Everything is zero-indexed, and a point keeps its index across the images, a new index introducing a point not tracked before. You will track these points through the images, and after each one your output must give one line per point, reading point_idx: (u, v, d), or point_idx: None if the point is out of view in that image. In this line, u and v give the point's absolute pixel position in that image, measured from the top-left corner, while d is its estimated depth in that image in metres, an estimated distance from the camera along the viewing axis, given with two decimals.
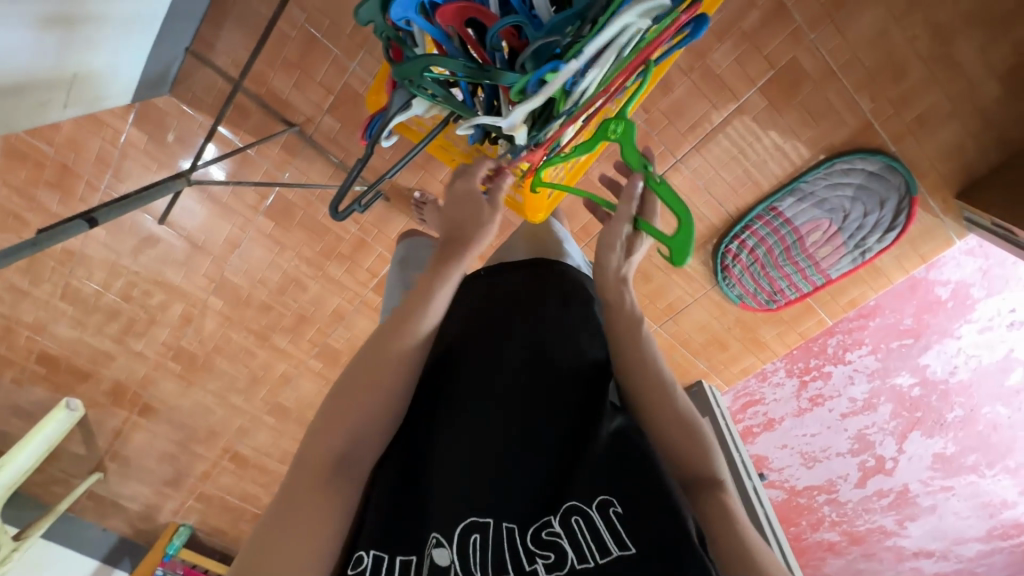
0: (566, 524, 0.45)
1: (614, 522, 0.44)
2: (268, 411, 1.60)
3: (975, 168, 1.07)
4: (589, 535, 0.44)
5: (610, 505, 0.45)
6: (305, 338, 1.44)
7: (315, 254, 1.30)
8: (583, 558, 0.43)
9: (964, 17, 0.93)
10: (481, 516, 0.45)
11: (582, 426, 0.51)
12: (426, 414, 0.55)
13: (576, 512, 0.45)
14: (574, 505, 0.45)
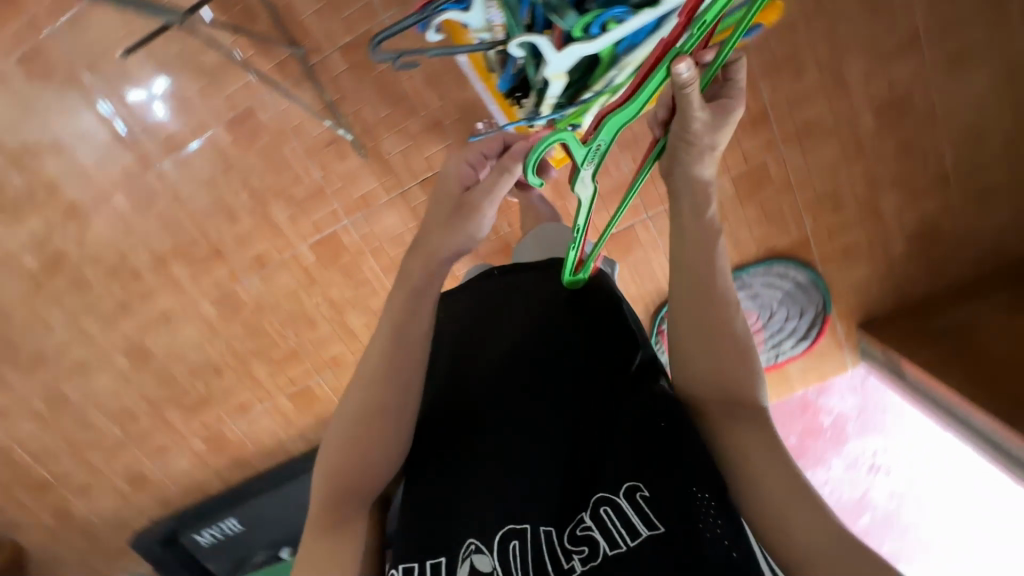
0: (595, 517, 0.54)
1: (641, 507, 0.52)
2: (125, 350, 1.35)
3: (874, 307, 1.25)
4: (618, 522, 0.52)
5: (636, 492, 0.53)
6: (209, 277, 1.26)
7: (260, 188, 1.17)
8: (614, 544, 0.51)
9: (893, 179, 1.13)
10: (518, 523, 0.55)
11: (606, 432, 0.59)
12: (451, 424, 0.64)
13: (604, 503, 0.54)
14: (602, 498, 0.54)
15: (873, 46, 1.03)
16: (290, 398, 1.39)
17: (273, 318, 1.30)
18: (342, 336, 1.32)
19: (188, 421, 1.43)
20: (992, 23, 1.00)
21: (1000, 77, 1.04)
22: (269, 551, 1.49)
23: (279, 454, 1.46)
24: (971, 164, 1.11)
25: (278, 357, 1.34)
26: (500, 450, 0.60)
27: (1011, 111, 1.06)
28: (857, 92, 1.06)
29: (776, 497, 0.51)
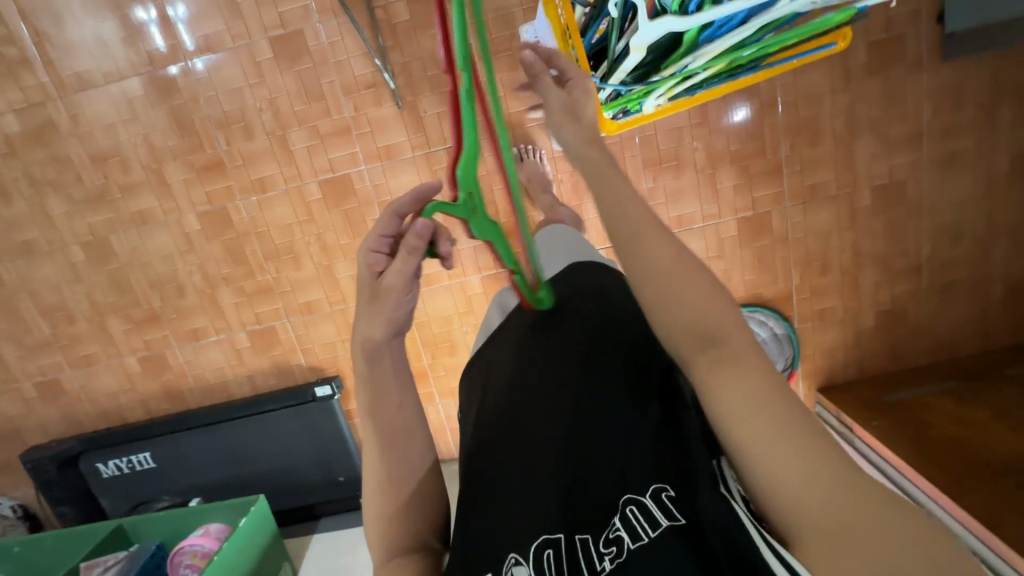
0: (621, 519, 0.45)
1: (665, 501, 0.44)
2: (83, 243, 1.24)
3: (835, 373, 1.32)
4: (642, 521, 0.44)
5: (661, 488, 0.45)
6: (201, 188, 1.20)
7: (286, 112, 1.14)
8: (635, 539, 0.43)
9: (875, 256, 1.23)
10: (548, 531, 0.47)
11: (619, 418, 0.52)
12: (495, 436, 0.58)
13: (630, 502, 0.46)
14: (627, 496, 0.46)
15: (883, 131, 1.14)
16: (249, 335, 1.30)
17: (257, 247, 1.24)
18: (323, 283, 1.26)
19: (129, 336, 1.31)
20: (983, 138, 1.13)
21: (979, 186, 1.17)
22: (176, 498, 1.36)
23: (218, 395, 1.35)
24: (942, 258, 1.22)
25: (249, 289, 1.27)
26: (522, 455, 0.54)
27: (983, 220, 1.19)
28: (862, 168, 1.16)
29: (758, 454, 0.38)
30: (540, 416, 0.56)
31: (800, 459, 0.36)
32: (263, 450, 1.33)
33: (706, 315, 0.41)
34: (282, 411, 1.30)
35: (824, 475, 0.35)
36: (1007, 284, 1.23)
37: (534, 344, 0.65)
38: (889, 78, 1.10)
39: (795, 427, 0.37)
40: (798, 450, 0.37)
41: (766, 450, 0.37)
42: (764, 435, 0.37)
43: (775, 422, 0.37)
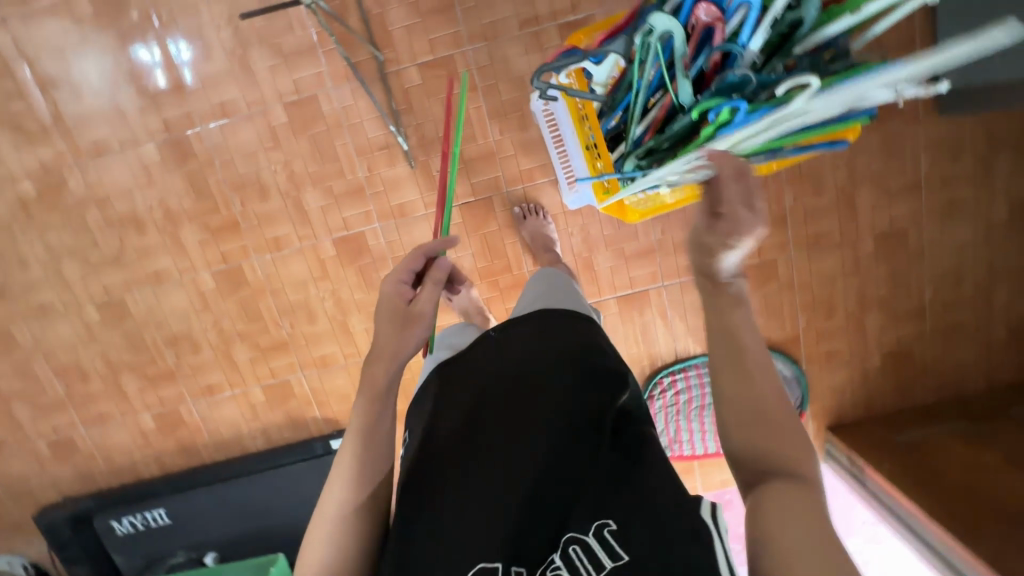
0: (564, 558, 0.53)
1: (608, 539, 0.52)
2: (98, 303, 1.25)
3: (843, 412, 1.34)
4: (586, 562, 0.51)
5: (604, 526, 0.53)
6: (216, 248, 1.21)
7: (301, 173, 1.17)
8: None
9: (878, 299, 1.25)
10: (487, 562, 0.53)
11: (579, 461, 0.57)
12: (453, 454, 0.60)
13: (574, 541, 0.53)
14: (572, 535, 0.54)
15: (884, 181, 1.17)
16: (264, 389, 1.31)
17: (272, 304, 1.25)
18: (338, 337, 1.28)
19: (143, 393, 1.32)
20: (980, 185, 1.17)
21: (979, 231, 1.20)
22: (191, 552, 1.34)
23: (233, 449, 1.36)
24: (945, 300, 1.25)
25: (263, 345, 1.28)
26: (473, 484, 0.57)
27: (984, 263, 1.22)
28: (864, 216, 1.19)
29: (768, 528, 0.44)
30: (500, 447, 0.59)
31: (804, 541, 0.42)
32: (278, 503, 1.33)
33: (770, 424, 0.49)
34: (297, 464, 1.31)
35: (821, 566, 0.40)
36: (1009, 324, 1.26)
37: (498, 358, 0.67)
38: (886, 130, 1.14)
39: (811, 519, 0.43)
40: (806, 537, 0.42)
41: (791, 534, 0.42)
42: (784, 523, 0.43)
43: (801, 514, 0.43)
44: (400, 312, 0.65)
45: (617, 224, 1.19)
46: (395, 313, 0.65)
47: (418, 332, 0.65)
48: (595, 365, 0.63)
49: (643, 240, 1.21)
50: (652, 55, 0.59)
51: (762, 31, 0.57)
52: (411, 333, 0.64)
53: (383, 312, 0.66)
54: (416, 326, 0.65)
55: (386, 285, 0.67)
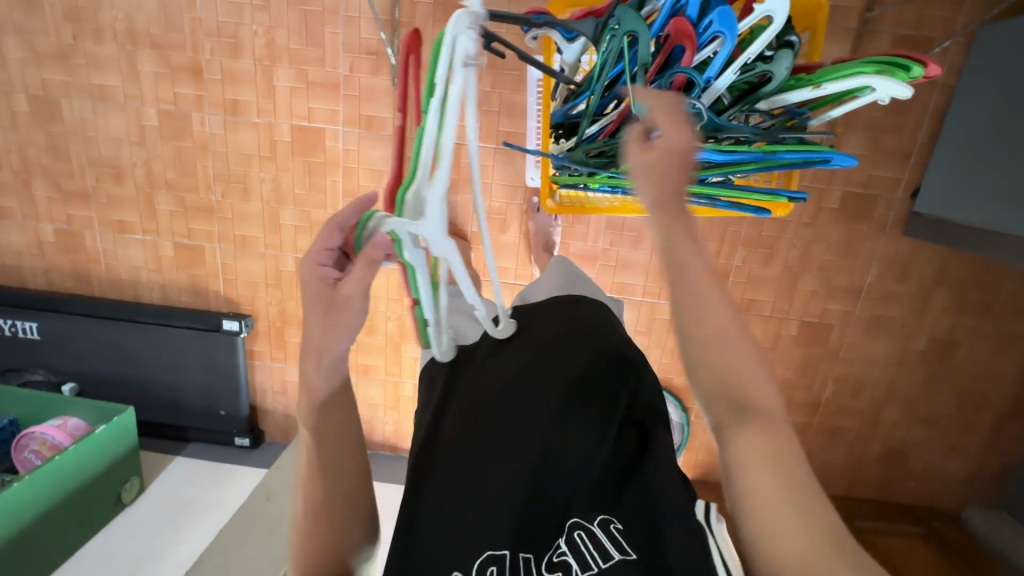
0: (570, 542, 0.55)
1: (613, 534, 0.54)
2: (30, 95, 1.18)
3: (709, 470, 1.39)
4: (592, 547, 0.54)
5: (610, 522, 0.55)
6: (171, 87, 1.15)
7: (280, 46, 1.10)
8: (585, 566, 0.52)
9: (782, 382, 1.29)
10: (497, 547, 0.55)
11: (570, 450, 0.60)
12: (468, 432, 0.63)
13: (579, 527, 0.56)
14: (577, 521, 0.56)
15: (830, 276, 1.18)
16: (176, 246, 1.27)
17: (209, 166, 1.20)
18: (265, 223, 1.24)
19: (51, 205, 1.26)
20: (911, 315, 1.20)
21: (894, 355, 1.24)
22: (51, 375, 1.33)
23: (127, 292, 1.32)
24: (839, 405, 1.30)
25: (188, 203, 1.24)
26: (478, 471, 0.60)
27: (885, 385, 1.27)
28: (798, 302, 1.21)
29: (765, 515, 0.48)
30: (498, 435, 0.62)
31: (806, 535, 0.46)
32: (154, 359, 1.31)
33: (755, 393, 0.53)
34: (185, 329, 1.28)
35: (826, 545, 0.46)
36: (883, 447, 1.32)
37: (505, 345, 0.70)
38: (851, 230, 1.14)
39: (800, 502, 0.48)
40: (799, 521, 0.47)
41: (782, 513, 0.48)
42: (781, 507, 0.48)
43: (785, 491, 0.49)
44: (321, 295, 0.61)
45: (571, 219, 1.17)
46: (318, 299, 0.61)
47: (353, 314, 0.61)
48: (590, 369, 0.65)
49: (591, 243, 1.20)
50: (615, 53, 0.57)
51: (729, 71, 0.55)
52: (343, 318, 0.61)
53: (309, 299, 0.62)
54: (344, 315, 0.61)
55: (303, 268, 0.62)
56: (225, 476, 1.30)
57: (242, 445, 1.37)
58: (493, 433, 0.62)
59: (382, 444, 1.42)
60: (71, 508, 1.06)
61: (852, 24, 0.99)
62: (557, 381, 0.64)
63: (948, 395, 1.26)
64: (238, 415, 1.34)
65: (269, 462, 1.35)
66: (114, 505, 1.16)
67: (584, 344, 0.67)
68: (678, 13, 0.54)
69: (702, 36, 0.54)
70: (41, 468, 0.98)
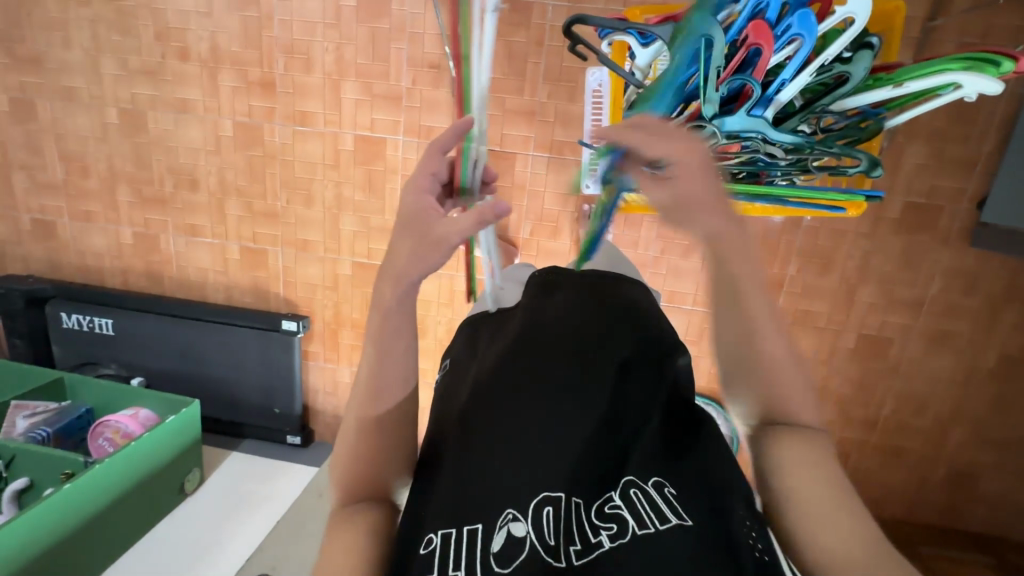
0: (625, 498, 0.51)
1: (668, 498, 0.50)
2: (121, 108, 1.28)
3: None
4: (649, 506, 0.49)
5: (664, 485, 0.51)
6: (246, 100, 1.23)
7: (349, 61, 1.17)
8: (644, 523, 0.47)
9: (838, 396, 1.25)
10: (551, 489, 0.50)
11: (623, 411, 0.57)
12: (517, 383, 0.60)
13: (634, 486, 0.52)
14: (632, 479, 0.52)
15: (890, 287, 1.16)
16: (242, 249, 1.34)
17: (277, 173, 1.27)
18: (326, 229, 1.30)
19: (132, 209, 1.36)
20: (979, 330, 1.15)
21: (960, 371, 1.19)
22: (122, 369, 1.41)
23: (195, 292, 1.40)
24: (899, 423, 1.25)
25: (256, 208, 1.31)
26: (530, 417, 0.56)
27: (950, 404, 1.21)
28: (856, 313, 1.18)
29: (812, 511, 0.57)
30: (553, 390, 0.58)
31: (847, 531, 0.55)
32: (216, 357, 1.38)
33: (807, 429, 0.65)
34: (247, 328, 1.35)
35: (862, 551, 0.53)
36: (948, 469, 1.26)
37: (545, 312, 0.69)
38: (912, 241, 1.12)
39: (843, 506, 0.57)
40: (844, 520, 0.56)
41: (835, 513, 0.56)
42: (821, 500, 0.57)
43: (836, 502, 0.57)
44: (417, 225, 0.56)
45: (622, 227, 1.19)
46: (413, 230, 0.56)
47: (434, 256, 0.55)
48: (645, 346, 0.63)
49: (641, 251, 1.21)
50: (688, 56, 0.58)
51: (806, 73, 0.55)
52: (427, 256, 0.55)
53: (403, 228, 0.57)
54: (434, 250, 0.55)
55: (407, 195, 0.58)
56: (278, 472, 1.34)
57: (293, 443, 1.41)
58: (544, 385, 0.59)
59: None
60: (141, 493, 1.11)
61: (915, 32, 0.99)
62: (614, 350, 0.62)
63: (1020, 416, 1.19)
64: (291, 413, 1.39)
65: (319, 461, 1.39)
66: (178, 493, 1.21)
67: (638, 321, 0.66)
68: (757, 17, 0.55)
69: (780, 38, 0.55)
70: (122, 451, 1.05)
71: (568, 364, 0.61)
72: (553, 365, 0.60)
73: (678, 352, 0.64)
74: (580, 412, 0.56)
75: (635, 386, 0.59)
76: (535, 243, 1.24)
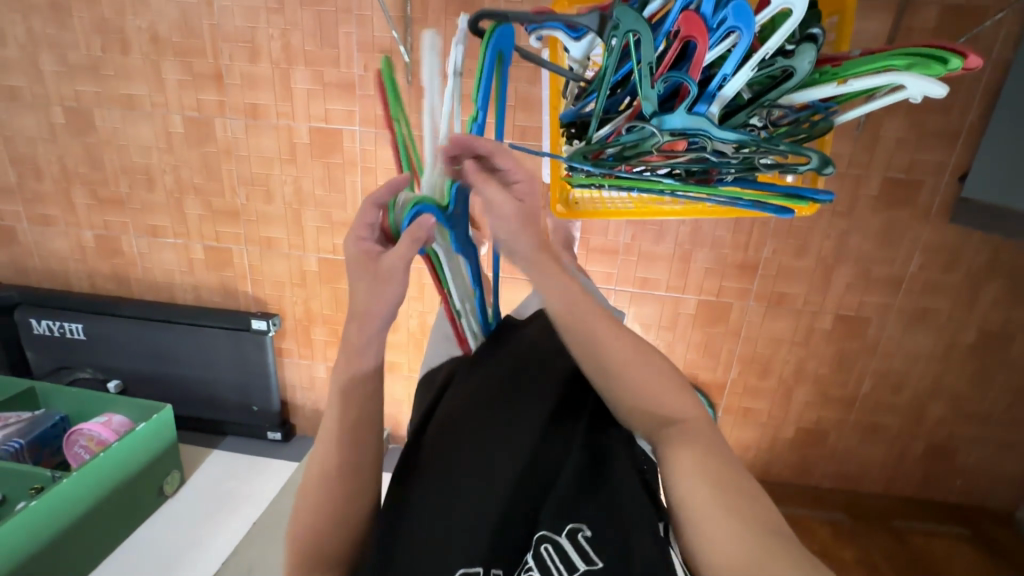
0: (537, 557, 0.49)
1: (581, 544, 0.48)
2: (65, 107, 1.23)
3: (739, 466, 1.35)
4: (560, 562, 0.47)
5: (579, 530, 0.49)
6: (194, 94, 1.17)
7: (296, 48, 1.10)
8: None
9: (815, 376, 1.23)
10: (467, 565, 0.49)
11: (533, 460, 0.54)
12: (435, 443, 0.58)
13: (546, 540, 0.49)
14: (544, 533, 0.49)
15: (868, 266, 1.12)
16: (205, 249, 1.31)
17: (233, 169, 1.23)
18: (288, 225, 1.26)
19: (90, 212, 1.32)
20: (959, 307, 1.12)
21: (939, 348, 1.17)
22: (97, 373, 1.41)
23: (163, 293, 1.38)
24: (877, 401, 1.24)
25: (215, 206, 1.27)
26: (448, 481, 0.54)
27: (929, 380, 1.20)
28: (833, 294, 1.15)
29: (698, 519, 0.46)
30: (464, 444, 0.56)
31: (736, 535, 0.44)
32: (188, 357, 1.37)
33: (660, 400, 0.53)
34: (218, 329, 1.33)
35: (758, 545, 0.43)
36: (927, 443, 1.26)
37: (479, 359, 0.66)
38: (891, 219, 1.07)
39: (733, 508, 0.46)
40: (732, 521, 0.45)
41: (717, 517, 0.45)
42: (710, 507, 0.46)
43: (717, 490, 0.47)
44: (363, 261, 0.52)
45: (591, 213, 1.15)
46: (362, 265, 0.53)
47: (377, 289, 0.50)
48: (573, 383, 0.61)
49: (612, 238, 1.17)
50: (618, 54, 0.54)
51: (746, 67, 0.51)
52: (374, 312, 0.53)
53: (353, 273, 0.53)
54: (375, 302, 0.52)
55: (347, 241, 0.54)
56: (259, 468, 1.36)
57: (274, 438, 1.42)
58: (456, 450, 0.56)
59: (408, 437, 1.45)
60: (114, 501, 1.12)
61: None
62: (533, 392, 0.60)
63: (998, 390, 1.18)
64: (269, 410, 1.39)
65: (299, 456, 1.40)
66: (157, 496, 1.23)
67: (567, 357, 0.63)
68: (689, 8, 0.51)
69: (715, 31, 0.51)
70: (87, 465, 1.04)
71: (481, 418, 0.58)
72: (466, 426, 0.58)
73: None
74: (488, 470, 0.53)
75: (554, 435, 0.56)
76: None
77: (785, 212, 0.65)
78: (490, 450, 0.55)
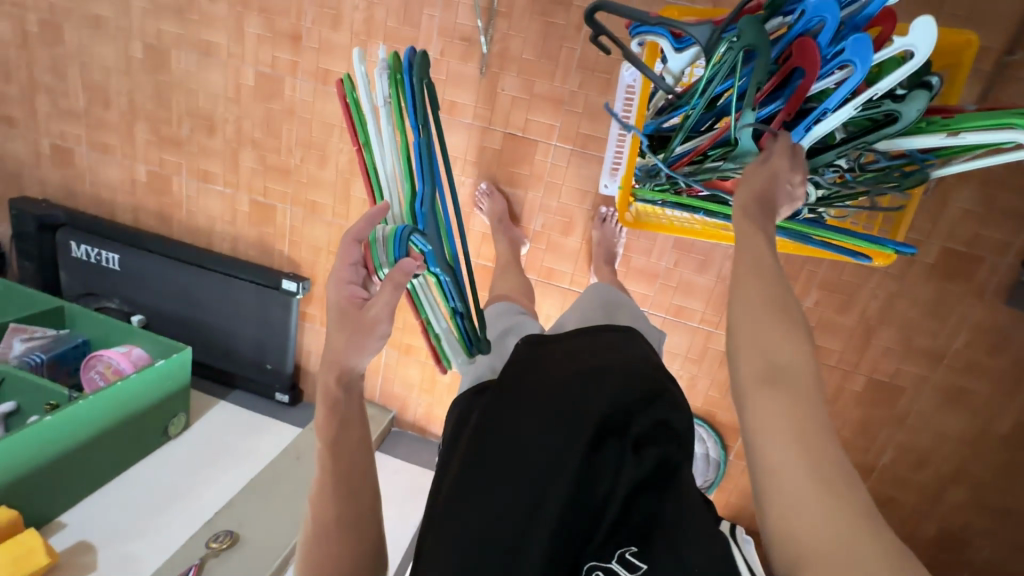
0: None
1: (629, 563, 0.48)
2: (145, 42, 1.26)
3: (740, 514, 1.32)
4: None
5: (626, 550, 0.50)
6: (271, 50, 1.19)
7: (378, 23, 1.12)
8: None
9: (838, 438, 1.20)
10: None
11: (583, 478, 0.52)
12: (483, 454, 0.56)
13: (597, 569, 0.50)
14: (593, 563, 0.50)
15: (910, 335, 1.09)
16: (251, 202, 1.33)
17: (293, 130, 1.24)
18: (336, 193, 1.27)
19: (148, 147, 1.35)
20: (998, 393, 1.09)
21: (969, 432, 1.13)
22: (124, 305, 1.43)
23: (202, 239, 1.39)
24: (895, 475, 1.20)
25: (269, 162, 1.29)
26: (484, 496, 0.54)
27: (953, 463, 1.16)
28: (870, 356, 1.13)
29: (783, 493, 0.43)
30: (497, 470, 0.55)
31: (827, 516, 0.40)
32: (213, 306, 1.38)
33: (782, 356, 0.47)
34: (248, 283, 1.34)
35: (853, 531, 0.39)
36: (939, 528, 1.21)
37: (523, 360, 0.65)
38: (942, 290, 1.05)
39: (825, 481, 0.42)
40: (827, 506, 0.41)
41: (803, 496, 0.42)
42: (800, 485, 0.42)
43: (819, 473, 0.42)
44: (350, 315, 0.63)
45: (637, 232, 1.14)
46: (348, 316, 0.63)
47: None
48: (619, 403, 0.57)
49: (654, 260, 1.16)
50: (723, 71, 0.53)
51: (851, 104, 0.50)
52: None
53: (338, 318, 0.63)
54: None
55: (331, 285, 0.65)
56: (263, 428, 1.35)
57: (281, 401, 1.42)
58: (506, 467, 0.55)
59: (412, 424, 1.44)
60: (121, 432, 1.12)
61: (988, 66, 0.90)
62: (576, 409, 0.56)
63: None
64: (281, 372, 1.39)
65: (303, 422, 1.39)
66: (161, 435, 1.23)
67: (609, 371, 0.60)
68: (806, 35, 0.50)
69: (829, 61, 0.50)
70: (101, 393, 1.04)
71: (530, 431, 0.56)
72: (513, 441, 0.56)
73: (671, 408, 0.58)
74: (538, 489, 0.52)
75: (604, 453, 0.54)
76: (546, 236, 1.19)
77: (855, 257, 0.65)
78: (541, 468, 0.53)
